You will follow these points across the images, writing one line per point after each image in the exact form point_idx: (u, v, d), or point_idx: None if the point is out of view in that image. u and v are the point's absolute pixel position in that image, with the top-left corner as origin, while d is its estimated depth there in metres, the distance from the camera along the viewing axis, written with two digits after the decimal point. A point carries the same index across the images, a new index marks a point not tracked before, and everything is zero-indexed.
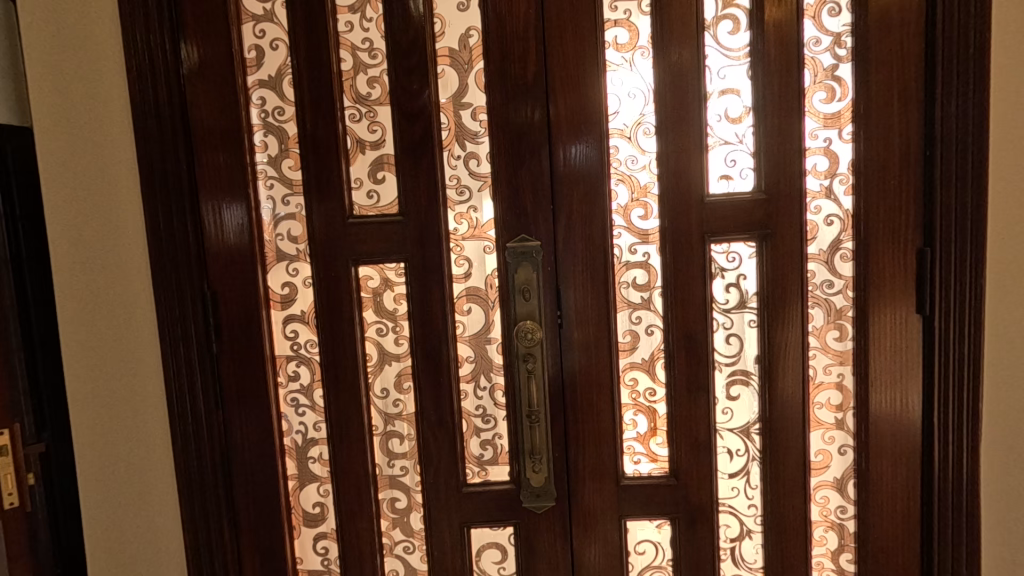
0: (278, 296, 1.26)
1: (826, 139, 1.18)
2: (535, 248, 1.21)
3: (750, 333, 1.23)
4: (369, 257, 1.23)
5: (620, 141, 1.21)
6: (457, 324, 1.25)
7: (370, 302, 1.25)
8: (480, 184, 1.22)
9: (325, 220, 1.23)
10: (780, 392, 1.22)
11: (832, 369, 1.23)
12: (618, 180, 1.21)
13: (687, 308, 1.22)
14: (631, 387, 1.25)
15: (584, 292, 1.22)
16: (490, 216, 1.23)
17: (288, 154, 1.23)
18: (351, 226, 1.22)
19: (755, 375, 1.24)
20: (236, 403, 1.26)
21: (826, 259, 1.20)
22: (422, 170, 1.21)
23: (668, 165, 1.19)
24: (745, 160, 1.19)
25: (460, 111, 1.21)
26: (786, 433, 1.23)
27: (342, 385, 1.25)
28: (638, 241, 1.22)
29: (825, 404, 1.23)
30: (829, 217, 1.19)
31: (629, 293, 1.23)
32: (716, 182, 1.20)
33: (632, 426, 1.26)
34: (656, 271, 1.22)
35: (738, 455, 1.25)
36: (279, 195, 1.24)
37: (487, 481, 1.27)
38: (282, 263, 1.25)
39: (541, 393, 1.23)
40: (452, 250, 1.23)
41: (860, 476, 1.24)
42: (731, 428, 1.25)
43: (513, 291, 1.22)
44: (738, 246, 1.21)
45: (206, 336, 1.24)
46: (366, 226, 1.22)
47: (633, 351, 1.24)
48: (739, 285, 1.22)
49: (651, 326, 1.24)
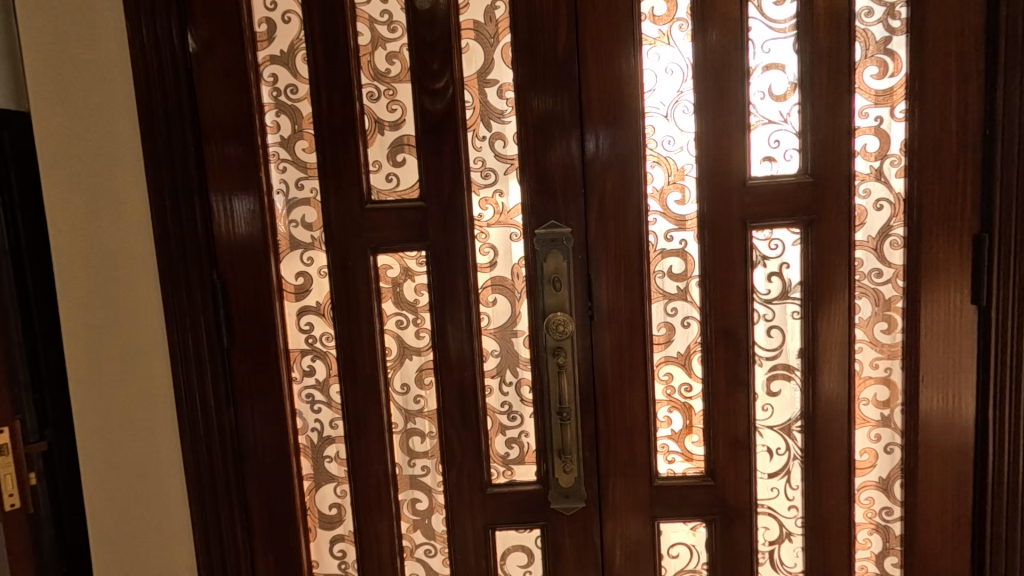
0: (292, 287, 1.19)
1: (877, 118, 1.10)
2: (566, 235, 1.14)
3: (793, 325, 1.16)
4: (388, 244, 1.16)
5: (656, 120, 1.13)
6: (482, 316, 1.18)
7: (390, 293, 1.18)
8: (507, 167, 1.15)
9: (342, 205, 1.15)
10: (824, 387, 1.15)
11: (879, 363, 1.16)
12: (654, 162, 1.14)
13: (726, 299, 1.14)
14: (666, 382, 1.18)
15: (618, 281, 1.15)
16: (517, 201, 1.15)
17: (302, 135, 1.15)
18: (369, 212, 1.15)
19: (798, 369, 1.17)
20: (248, 400, 1.20)
21: (875, 246, 1.13)
22: (445, 152, 1.13)
23: (708, 147, 1.12)
24: (790, 140, 1.12)
25: (485, 89, 1.13)
26: (830, 431, 1.16)
27: (361, 380, 1.19)
28: (675, 227, 1.15)
29: (871, 400, 1.16)
30: (879, 202, 1.12)
31: (665, 282, 1.16)
32: (758, 164, 1.13)
33: (667, 423, 1.19)
34: (693, 259, 1.15)
35: (779, 454, 1.18)
36: (292, 179, 1.16)
37: (513, 481, 1.21)
38: (296, 251, 1.18)
39: (572, 390, 1.16)
40: (476, 238, 1.16)
41: (907, 476, 1.17)
42: (771, 425, 1.18)
43: (542, 281, 1.15)
44: (781, 232, 1.14)
45: (216, 328, 1.17)
46: (386, 212, 1.15)
47: (668, 344, 1.17)
48: (781, 274, 1.15)
49: (688, 318, 1.17)
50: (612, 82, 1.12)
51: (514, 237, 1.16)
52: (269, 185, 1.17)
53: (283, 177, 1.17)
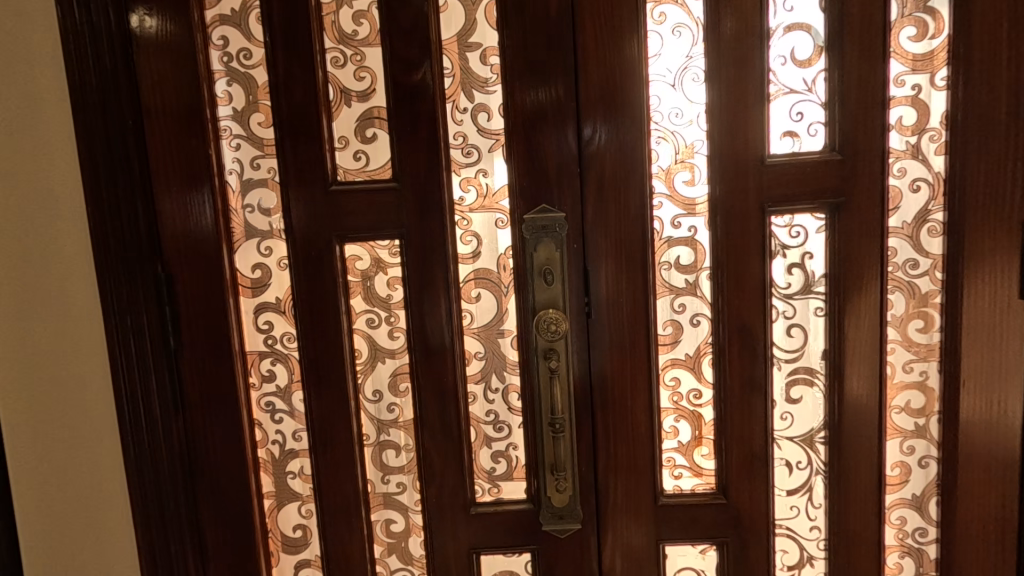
0: (248, 281, 1.04)
1: (915, 86, 0.96)
2: (559, 222, 1.00)
3: (817, 323, 1.02)
4: (356, 232, 1.01)
5: (662, 90, 0.99)
6: (464, 314, 1.04)
7: (359, 288, 1.03)
8: (492, 143, 1.00)
9: (304, 188, 1.01)
10: (851, 394, 1.02)
11: (914, 366, 1.02)
12: (660, 138, 1.00)
13: (741, 294, 1.01)
14: (672, 388, 1.05)
15: (618, 274, 1.01)
16: (503, 182, 1.01)
17: (257, 106, 1.00)
18: (335, 196, 1.01)
19: (821, 373, 1.03)
20: (199, 409, 1.06)
21: (911, 233, 0.99)
22: (420, 126, 0.99)
23: (720, 120, 0.98)
24: (814, 113, 0.98)
25: (467, 53, 0.99)
26: (857, 443, 1.03)
27: (327, 387, 1.05)
28: (682, 213, 1.01)
29: (904, 408, 1.03)
30: (915, 183, 0.98)
31: (671, 275, 1.02)
32: (778, 140, 0.99)
33: (673, 435, 1.06)
34: (703, 249, 1.02)
35: (800, 468, 1.05)
36: (247, 157, 1.01)
37: (500, 500, 1.07)
38: (251, 240, 1.03)
39: (566, 397, 1.03)
40: (457, 225, 1.02)
41: (944, 493, 1.03)
42: (791, 437, 1.04)
43: (532, 274, 1.01)
44: (804, 218, 1.00)
45: (162, 328, 1.03)
46: (354, 195, 1.01)
47: (675, 345, 1.04)
48: (804, 265, 1.01)
49: (697, 316, 1.03)
50: (612, 47, 0.98)
51: (500, 225, 1.02)
52: (221, 164, 1.01)
53: (237, 155, 1.02)
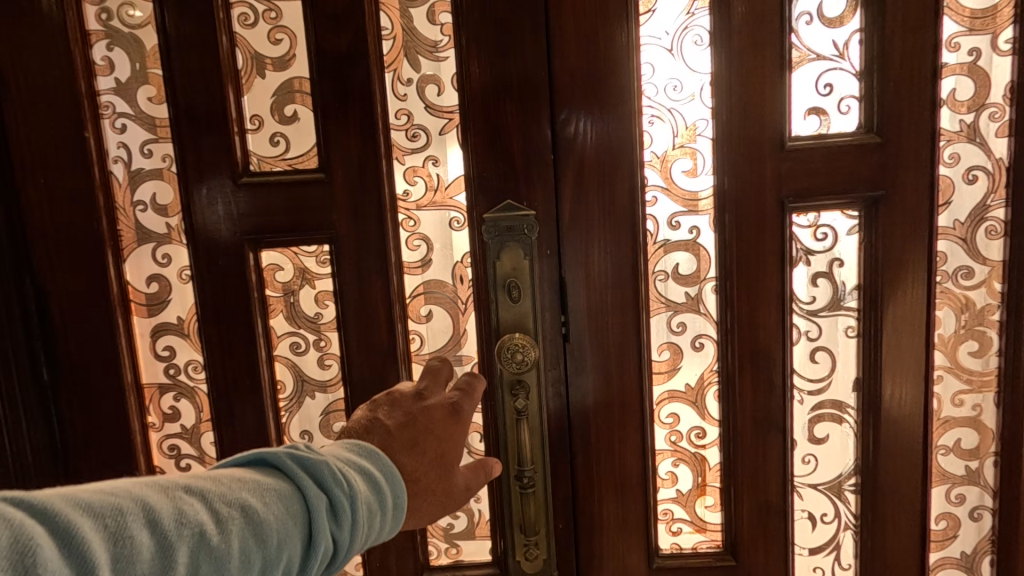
0: (142, 297, 0.83)
1: (972, 51, 0.77)
2: (528, 222, 0.80)
3: (846, 346, 0.83)
4: (275, 236, 0.81)
5: (657, 56, 0.79)
6: (413, 336, 0.84)
7: (282, 305, 0.83)
8: (444, 124, 0.80)
9: (206, 180, 0.80)
10: (889, 433, 0.83)
11: (966, 399, 0.83)
12: (654, 116, 0.80)
13: (755, 310, 0.81)
14: (669, 426, 0.85)
15: (601, 287, 0.82)
16: (459, 172, 0.81)
17: (146, 76, 0.79)
18: (247, 190, 0.80)
19: (851, 407, 0.84)
20: (82, 459, 0.84)
21: (964, 235, 0.80)
22: (353, 101, 0.78)
23: (729, 94, 0.79)
24: (847, 84, 0.78)
25: (411, 10, 0.78)
26: (896, 492, 0.84)
27: (245, 428, 0.84)
28: (682, 210, 0.81)
29: (953, 449, 0.84)
30: (971, 172, 0.79)
31: (668, 288, 0.83)
32: (801, 119, 0.79)
33: (671, 483, 0.87)
34: (707, 255, 0.82)
35: (825, 522, 0.86)
36: (135, 141, 0.80)
37: (459, 563, 0.88)
38: (145, 246, 0.82)
39: (539, 440, 0.83)
40: (402, 226, 0.82)
41: (1000, 551, 0.85)
42: (814, 484, 0.85)
43: (494, 287, 0.81)
44: (832, 217, 0.80)
45: (30, 359, 0.81)
46: (270, 190, 0.80)
47: (673, 374, 0.84)
48: (832, 275, 0.81)
49: (699, 338, 0.84)
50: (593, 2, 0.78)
51: (455, 226, 0.82)
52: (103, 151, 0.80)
53: (125, 139, 0.80)
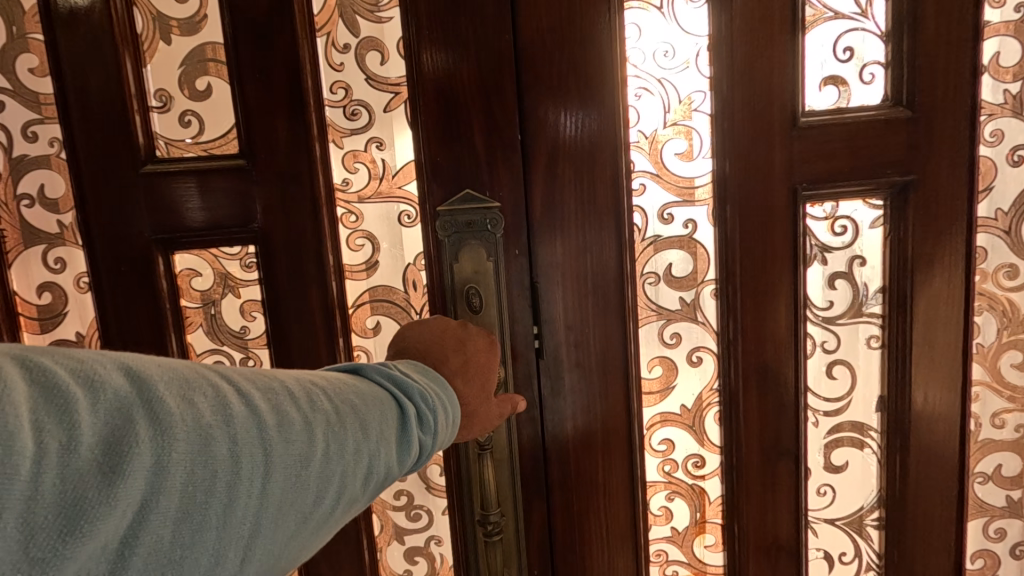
0: (32, 310, 0.69)
1: (1018, 7, 0.64)
2: (490, 219, 0.67)
3: (869, 358, 0.70)
4: (189, 236, 0.68)
5: (644, 16, 0.66)
6: (358, 353, 0.71)
7: (203, 317, 0.70)
8: (390, 99, 0.67)
9: (102, 168, 0.66)
10: (921, 460, 0.71)
11: (1008, 419, 0.71)
12: (641, 88, 0.67)
13: (761, 319, 0.69)
14: (662, 454, 0.73)
15: (581, 294, 0.69)
16: (408, 157, 0.68)
17: (26, 43, 0.65)
18: (153, 180, 0.67)
19: (874, 430, 0.72)
20: None
21: (1008, 227, 0.67)
22: (277, 71, 0.65)
23: (730, 60, 0.66)
24: (869, 48, 0.66)
25: None
26: (927, 529, 0.72)
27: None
28: (675, 200, 0.69)
29: (992, 478, 0.72)
30: (1016, 152, 0.66)
31: (660, 293, 0.70)
32: (816, 90, 0.66)
33: (665, 520, 0.74)
34: (705, 254, 0.69)
35: (843, 562, 0.74)
36: (15, 123, 0.66)
37: None
38: (33, 249, 0.68)
39: (508, 476, 0.71)
40: (342, 222, 0.69)
41: None
42: (831, 519, 0.73)
43: (452, 294, 0.68)
44: (853, 207, 0.68)
45: None
46: (181, 180, 0.67)
47: (665, 394, 0.72)
48: (852, 275, 0.69)
49: (697, 352, 0.71)
50: None
51: (405, 222, 0.69)
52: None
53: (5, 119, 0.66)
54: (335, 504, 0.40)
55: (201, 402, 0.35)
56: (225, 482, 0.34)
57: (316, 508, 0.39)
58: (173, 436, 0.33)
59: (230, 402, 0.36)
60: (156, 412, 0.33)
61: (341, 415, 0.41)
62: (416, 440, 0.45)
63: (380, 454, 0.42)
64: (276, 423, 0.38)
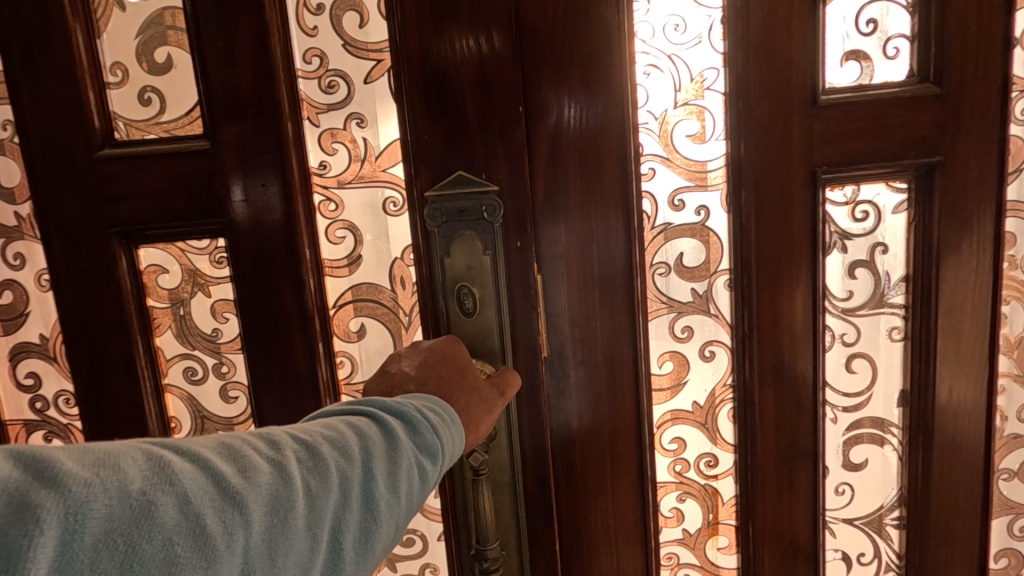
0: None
1: None
2: (485, 205, 0.63)
3: (891, 351, 0.67)
4: (154, 229, 0.64)
5: None
6: (342, 358, 0.68)
7: (171, 318, 0.67)
8: (371, 68, 0.63)
9: (56, 153, 0.62)
10: (944, 458, 0.67)
11: None
12: (649, 65, 0.63)
13: (777, 311, 0.65)
14: (674, 454, 0.70)
15: (587, 287, 0.65)
16: (394, 137, 0.64)
17: None
18: (112, 164, 0.62)
19: (896, 426, 0.68)
20: None
21: None
22: (244, 45, 0.61)
23: (746, 33, 0.61)
24: (896, 21, 0.61)
25: None
26: (949, 528, 0.69)
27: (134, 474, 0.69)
28: (687, 185, 0.65)
29: (1017, 475, 0.69)
30: None
31: (670, 285, 0.66)
32: (836, 66, 0.62)
33: (676, 521, 0.71)
34: (718, 242, 0.65)
35: (862, 563, 0.71)
36: None
37: None
38: None
39: (508, 497, 0.68)
40: (320, 210, 0.65)
41: None
42: (850, 519, 0.70)
43: (441, 292, 0.64)
44: (875, 191, 0.64)
45: None
46: (140, 167, 0.62)
47: (677, 390, 0.68)
48: (874, 263, 0.65)
49: (710, 346, 0.67)
50: None
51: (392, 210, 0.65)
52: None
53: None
54: (314, 542, 0.38)
55: (127, 469, 0.34)
56: (167, 549, 0.33)
57: (303, 555, 0.38)
58: (94, 506, 0.32)
59: (164, 463, 0.35)
60: (73, 489, 0.32)
61: (295, 458, 0.40)
62: (404, 469, 0.44)
63: (351, 488, 0.41)
64: (228, 473, 0.37)
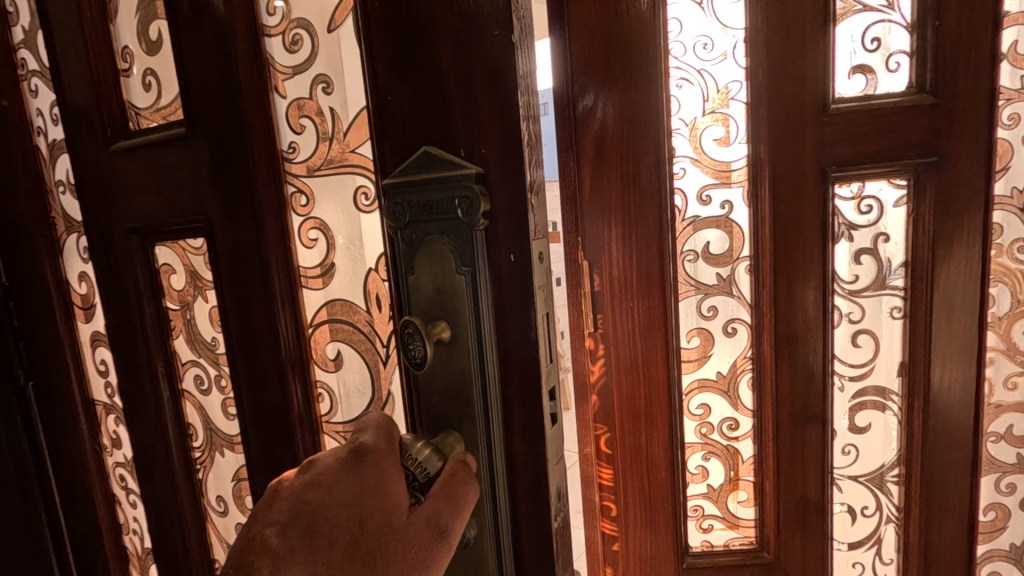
0: (81, 300, 0.85)
1: None
2: (459, 196, 0.44)
3: (893, 327, 0.76)
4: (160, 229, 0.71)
5: (687, 11, 0.72)
6: (320, 392, 0.68)
7: (184, 320, 0.74)
8: (333, 14, 0.59)
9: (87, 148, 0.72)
10: (939, 425, 0.75)
11: (1018, 382, 0.77)
12: (681, 79, 0.73)
13: (792, 293, 0.74)
14: (700, 417, 0.80)
15: (626, 272, 0.75)
16: (359, 106, 0.59)
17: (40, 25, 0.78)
18: (123, 155, 0.71)
19: (896, 394, 0.78)
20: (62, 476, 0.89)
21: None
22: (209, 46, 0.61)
23: (766, 49, 0.70)
24: (897, 39, 0.71)
25: None
26: (944, 488, 0.76)
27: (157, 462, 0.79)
28: (714, 182, 0.75)
29: (1004, 436, 0.78)
30: None
31: (698, 270, 0.77)
32: (845, 79, 0.72)
33: (701, 477, 0.82)
34: (740, 233, 0.76)
35: (865, 515, 0.81)
36: (47, 105, 0.80)
37: None
38: (74, 238, 0.83)
39: None
40: (292, 203, 0.64)
41: None
42: (853, 476, 0.80)
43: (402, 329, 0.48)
44: (878, 187, 0.73)
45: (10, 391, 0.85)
46: (143, 173, 0.69)
47: (703, 362, 0.79)
48: (877, 250, 0.75)
49: (732, 323, 0.78)
50: None
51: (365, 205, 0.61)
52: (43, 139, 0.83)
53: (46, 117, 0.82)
54: None
55: None
56: None
57: None
58: None
59: None
60: None
61: None
62: None
63: None
64: None
